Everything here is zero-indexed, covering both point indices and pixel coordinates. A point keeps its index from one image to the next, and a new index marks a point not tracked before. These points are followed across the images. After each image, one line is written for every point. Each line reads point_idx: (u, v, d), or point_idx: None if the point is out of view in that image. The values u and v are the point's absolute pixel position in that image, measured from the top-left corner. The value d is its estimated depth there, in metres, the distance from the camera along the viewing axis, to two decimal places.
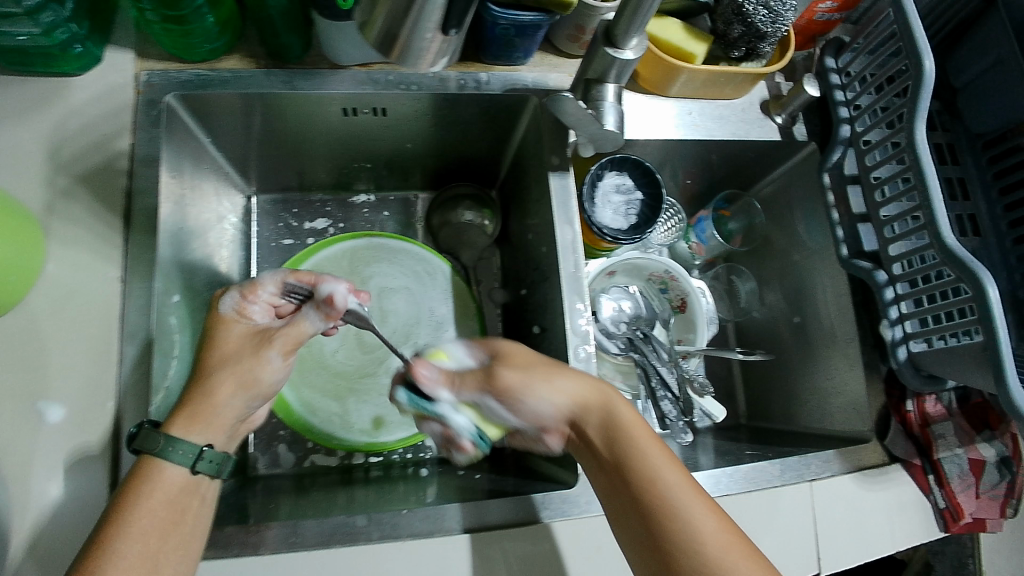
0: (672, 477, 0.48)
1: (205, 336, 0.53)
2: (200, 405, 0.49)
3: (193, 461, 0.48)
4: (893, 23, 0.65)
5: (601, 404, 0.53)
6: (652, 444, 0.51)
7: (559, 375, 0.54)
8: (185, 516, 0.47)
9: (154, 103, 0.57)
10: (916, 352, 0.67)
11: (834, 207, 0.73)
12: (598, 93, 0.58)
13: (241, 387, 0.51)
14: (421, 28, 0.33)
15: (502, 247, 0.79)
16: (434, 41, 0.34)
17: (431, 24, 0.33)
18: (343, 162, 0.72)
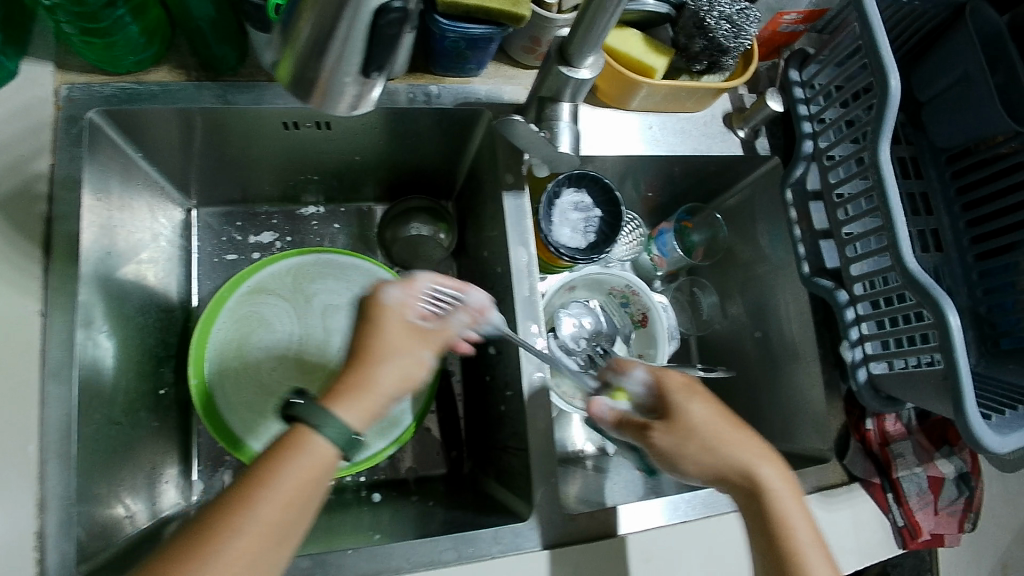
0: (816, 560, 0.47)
1: (362, 322, 0.48)
2: (361, 391, 0.45)
3: (342, 442, 0.43)
4: (858, 38, 0.63)
5: (782, 478, 0.50)
6: (800, 509, 0.50)
7: (723, 430, 0.51)
8: (313, 497, 0.42)
9: (76, 119, 0.53)
10: (876, 374, 0.66)
11: (796, 223, 0.71)
12: (553, 112, 0.55)
13: (398, 377, 0.47)
14: (341, 72, 0.30)
15: (459, 260, 0.75)
16: (354, 85, 0.31)
17: (351, 68, 0.30)
18: (289, 174, 0.69)
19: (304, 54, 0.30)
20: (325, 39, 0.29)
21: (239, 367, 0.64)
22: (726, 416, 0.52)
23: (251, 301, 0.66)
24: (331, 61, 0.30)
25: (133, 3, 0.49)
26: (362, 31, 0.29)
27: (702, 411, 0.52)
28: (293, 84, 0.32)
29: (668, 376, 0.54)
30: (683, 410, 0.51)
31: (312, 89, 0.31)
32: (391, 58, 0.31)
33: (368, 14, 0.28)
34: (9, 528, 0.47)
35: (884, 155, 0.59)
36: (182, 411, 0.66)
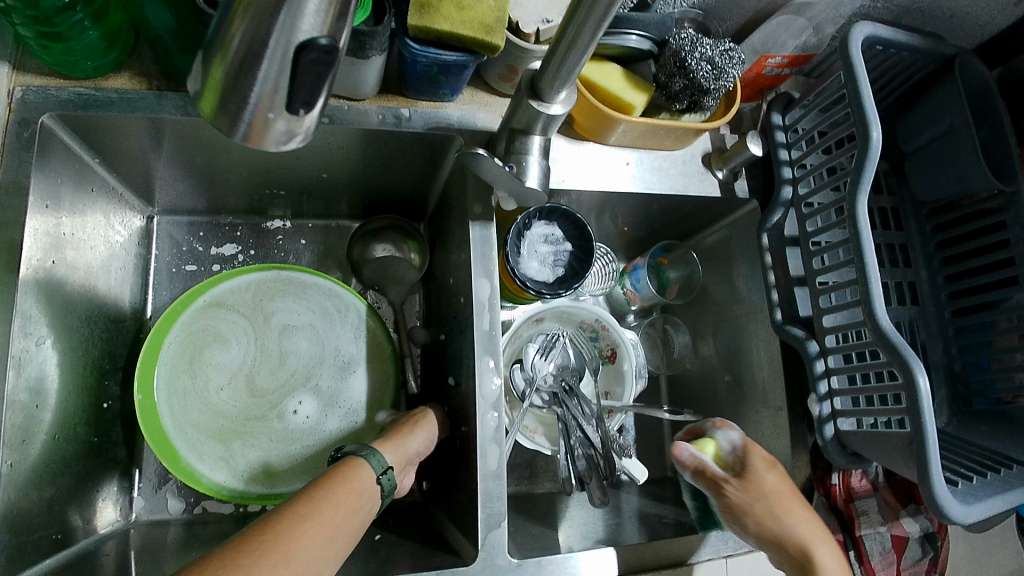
0: None
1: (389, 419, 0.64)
2: (391, 441, 0.56)
3: (382, 472, 0.51)
4: (843, 86, 0.62)
5: (824, 554, 0.52)
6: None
7: (790, 502, 0.55)
8: (356, 514, 0.46)
9: (27, 123, 0.51)
10: (843, 431, 0.65)
11: (771, 269, 0.70)
12: (523, 145, 0.54)
13: (421, 439, 0.59)
14: (265, 108, 0.29)
15: (427, 284, 0.74)
16: (285, 120, 0.30)
17: (276, 107, 0.29)
18: (256, 187, 0.67)
19: (227, 88, 0.29)
20: (247, 72, 0.28)
21: (188, 383, 0.62)
22: (791, 489, 0.57)
23: (208, 315, 0.64)
24: (250, 95, 0.29)
25: (92, 9, 0.48)
26: (286, 67, 0.28)
27: (776, 482, 0.56)
28: (217, 117, 0.31)
29: (752, 452, 0.59)
30: (758, 479, 0.56)
31: (237, 125, 0.30)
32: (319, 97, 0.29)
33: (289, 51, 0.27)
34: None
35: (861, 207, 0.58)
36: (126, 424, 0.63)
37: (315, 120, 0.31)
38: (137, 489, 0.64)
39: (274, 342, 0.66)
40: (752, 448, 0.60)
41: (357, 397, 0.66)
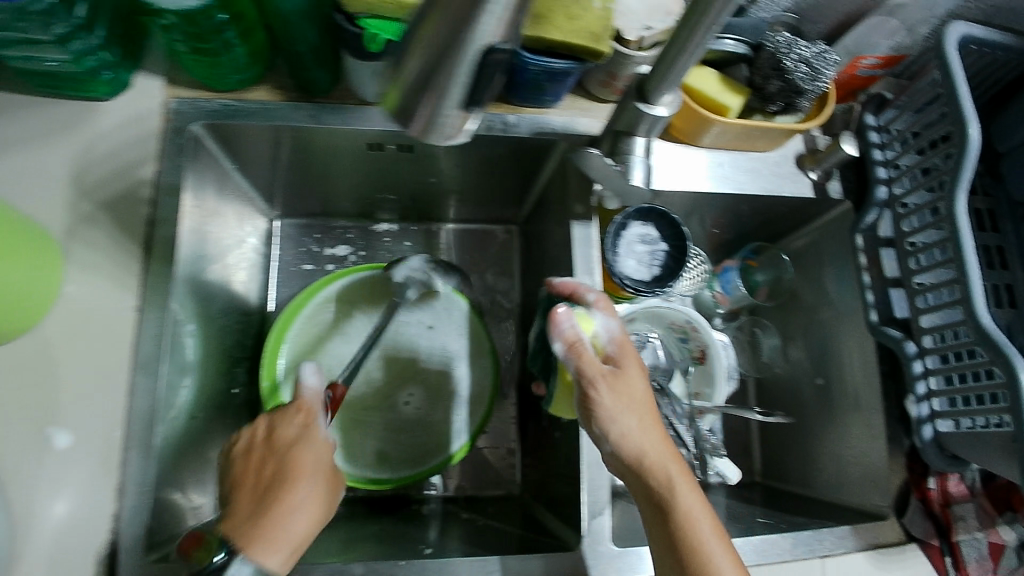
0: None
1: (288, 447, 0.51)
2: (282, 538, 0.46)
3: None
4: (938, 85, 0.63)
5: (685, 486, 0.48)
6: (714, 530, 0.47)
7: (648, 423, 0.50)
8: None
9: (180, 131, 0.57)
10: (942, 432, 0.64)
11: (866, 269, 0.70)
12: (628, 146, 0.56)
13: (322, 508, 0.49)
14: (440, 104, 0.33)
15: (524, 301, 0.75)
16: (455, 117, 0.34)
17: (452, 103, 0.33)
18: (367, 192, 0.72)
19: (406, 89, 0.33)
20: (429, 76, 0.32)
21: (310, 372, 0.67)
22: (650, 404, 0.52)
23: (329, 310, 0.69)
24: (431, 96, 0.33)
25: (240, 27, 0.53)
26: (467, 68, 0.31)
27: (640, 409, 0.50)
28: (396, 112, 0.35)
29: (626, 363, 0.52)
30: (623, 398, 0.50)
31: (413, 121, 0.34)
32: (486, 91, 0.33)
33: (474, 55, 0.31)
34: (88, 504, 0.51)
35: (960, 205, 0.58)
36: (250, 410, 0.69)
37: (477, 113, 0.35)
38: None
39: (386, 336, 0.70)
40: (627, 351, 0.53)
41: (460, 391, 0.70)
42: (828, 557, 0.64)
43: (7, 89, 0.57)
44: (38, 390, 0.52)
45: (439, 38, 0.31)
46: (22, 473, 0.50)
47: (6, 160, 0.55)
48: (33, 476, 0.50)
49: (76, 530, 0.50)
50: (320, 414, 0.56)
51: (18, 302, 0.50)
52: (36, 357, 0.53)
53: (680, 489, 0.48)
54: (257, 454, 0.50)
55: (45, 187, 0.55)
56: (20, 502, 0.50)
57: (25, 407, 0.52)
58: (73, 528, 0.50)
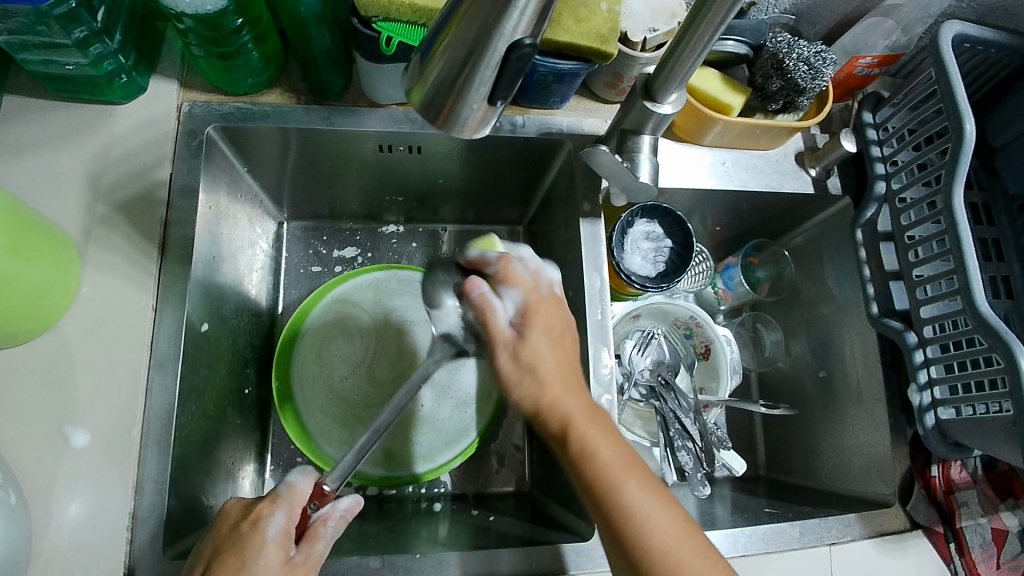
0: (659, 518, 0.45)
1: (232, 544, 0.45)
2: None
3: None
4: (934, 83, 0.64)
5: (587, 419, 0.48)
6: (621, 456, 0.47)
7: (548, 370, 0.49)
8: None
9: (195, 133, 0.59)
10: (944, 420, 0.65)
11: (866, 263, 0.71)
12: (634, 144, 0.57)
13: None
14: (469, 98, 0.35)
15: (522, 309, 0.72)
16: (479, 110, 0.36)
17: (477, 97, 0.35)
18: (375, 193, 0.73)
19: (436, 84, 0.35)
20: (459, 71, 0.34)
21: (318, 370, 0.68)
22: (565, 344, 0.52)
23: (335, 309, 0.70)
24: (462, 92, 0.35)
25: (256, 31, 0.55)
26: (495, 63, 0.33)
27: (548, 356, 0.50)
28: (422, 104, 0.37)
29: (535, 313, 0.51)
30: (526, 350, 0.50)
31: (439, 113, 0.36)
32: (513, 88, 0.35)
33: (502, 51, 0.33)
34: (104, 501, 0.51)
35: (958, 198, 0.59)
36: (260, 410, 0.69)
37: (499, 111, 0.37)
38: (269, 472, 0.68)
39: (394, 337, 0.70)
40: (543, 301, 0.53)
41: (467, 389, 0.71)
42: (835, 544, 0.65)
43: (26, 95, 0.59)
44: (56, 388, 0.53)
45: (470, 35, 0.32)
46: (41, 471, 0.51)
47: (25, 163, 0.57)
48: (51, 473, 0.51)
49: (92, 528, 0.50)
50: (277, 512, 0.47)
51: (41, 301, 0.51)
52: (53, 355, 0.54)
53: (582, 418, 0.48)
54: (207, 552, 0.46)
55: (63, 188, 0.57)
56: (39, 499, 0.50)
57: (41, 405, 0.52)
58: (89, 529, 0.50)
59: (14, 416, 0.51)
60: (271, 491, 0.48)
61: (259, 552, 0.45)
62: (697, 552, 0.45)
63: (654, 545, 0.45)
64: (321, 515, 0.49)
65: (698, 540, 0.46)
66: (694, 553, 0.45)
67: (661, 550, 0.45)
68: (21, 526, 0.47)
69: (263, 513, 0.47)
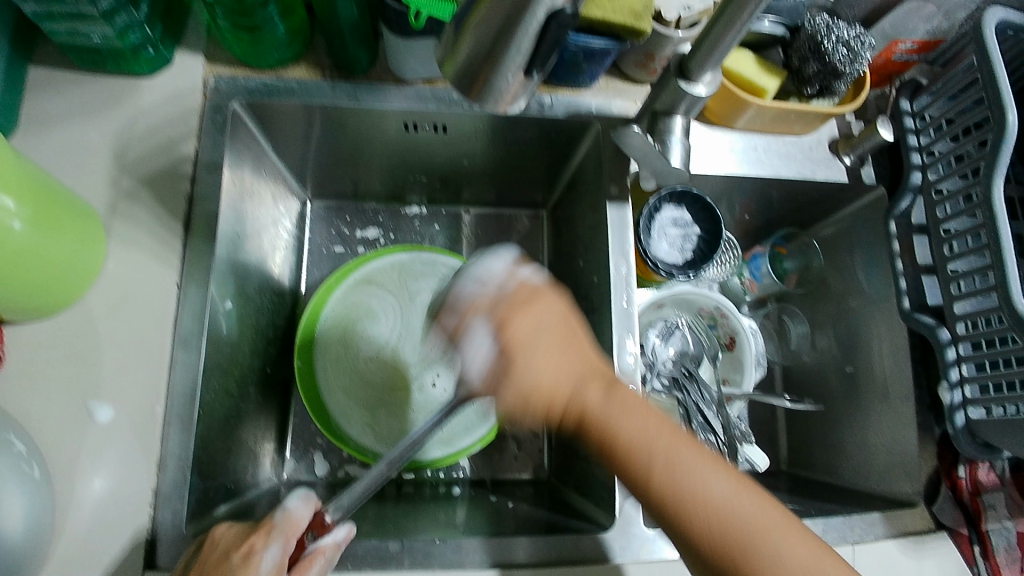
0: (712, 488, 0.44)
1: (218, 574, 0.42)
2: None
3: None
4: (976, 72, 0.62)
5: (612, 407, 0.47)
6: (655, 433, 0.46)
7: (547, 360, 0.47)
8: None
9: (220, 108, 0.59)
10: (974, 420, 0.63)
11: (899, 256, 0.69)
12: (666, 126, 0.56)
13: None
14: (505, 68, 0.34)
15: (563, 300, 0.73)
16: (515, 81, 0.35)
17: (514, 67, 0.34)
18: (398, 174, 0.73)
19: (471, 54, 0.34)
20: (494, 41, 0.33)
21: (340, 351, 0.67)
22: (560, 331, 0.49)
23: (360, 289, 0.70)
24: (498, 63, 0.34)
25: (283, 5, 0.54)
26: (534, 30, 0.32)
27: (541, 372, 0.47)
28: (455, 75, 0.36)
29: (511, 324, 0.48)
30: (515, 373, 0.47)
31: (474, 84, 0.35)
32: (551, 59, 0.34)
33: (541, 17, 0.32)
34: (127, 477, 0.51)
35: (997, 191, 0.56)
36: (281, 389, 0.69)
37: (534, 84, 0.37)
38: (289, 452, 0.68)
39: (417, 319, 0.70)
40: (512, 306, 0.48)
41: None
42: (858, 543, 0.63)
43: (53, 67, 0.59)
44: (80, 363, 0.53)
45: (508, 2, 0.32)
46: (64, 445, 0.51)
47: (52, 135, 0.57)
48: (75, 447, 0.51)
49: (115, 504, 0.50)
50: (271, 545, 0.44)
51: (66, 275, 0.51)
52: (77, 329, 0.53)
53: (601, 405, 0.47)
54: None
55: (88, 162, 0.57)
56: (62, 473, 0.50)
57: (65, 379, 0.52)
58: (111, 504, 0.50)
59: (40, 389, 0.51)
60: (267, 522, 0.47)
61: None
62: (760, 511, 0.43)
63: (715, 520, 0.43)
64: (316, 546, 0.46)
65: (754, 493, 0.44)
66: (756, 513, 0.43)
67: (722, 519, 0.43)
68: (44, 499, 0.47)
69: (257, 544, 0.44)
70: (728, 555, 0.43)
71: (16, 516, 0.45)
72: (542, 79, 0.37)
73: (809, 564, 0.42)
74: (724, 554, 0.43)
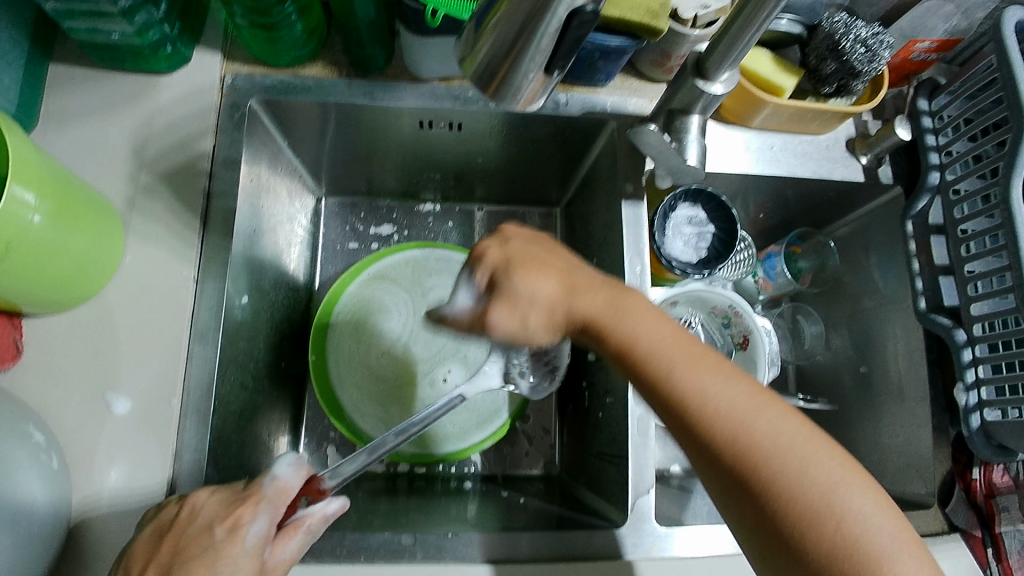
0: (729, 394, 0.43)
1: (200, 548, 0.42)
2: None
3: None
4: (996, 70, 0.61)
5: (628, 313, 0.47)
6: (670, 341, 0.46)
7: (531, 256, 0.50)
8: None
9: (238, 106, 0.59)
10: (990, 421, 0.62)
11: (915, 256, 0.69)
12: (683, 124, 0.56)
13: None
14: (524, 67, 0.34)
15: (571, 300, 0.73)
16: (534, 80, 0.35)
17: (532, 66, 0.34)
18: (413, 171, 0.73)
19: (490, 53, 0.34)
20: (514, 40, 0.33)
21: (353, 346, 0.68)
22: (541, 242, 0.53)
23: (374, 285, 0.70)
24: (517, 61, 0.34)
25: (300, 3, 0.55)
26: (554, 30, 0.32)
27: (526, 267, 0.49)
28: (474, 74, 0.36)
29: (505, 234, 0.53)
30: (498, 277, 0.50)
31: (492, 82, 0.35)
32: (570, 58, 0.34)
33: (562, 17, 0.32)
34: (144, 468, 0.51)
35: (1016, 190, 0.55)
36: (296, 385, 0.69)
37: (552, 83, 0.37)
38: (303, 446, 0.68)
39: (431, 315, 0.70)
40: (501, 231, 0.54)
41: None
42: None
43: (73, 64, 0.59)
44: (97, 356, 0.53)
45: (528, 1, 0.31)
46: (83, 437, 0.51)
47: (71, 131, 0.57)
48: (93, 440, 0.51)
49: (131, 495, 0.51)
50: (260, 517, 0.45)
51: (84, 268, 0.51)
52: (95, 323, 0.54)
53: (610, 311, 0.47)
54: (169, 540, 0.43)
55: (108, 158, 0.57)
56: (80, 464, 0.51)
57: (84, 373, 0.53)
58: (126, 496, 0.51)
59: (59, 381, 0.52)
60: (256, 489, 0.46)
61: (235, 556, 0.42)
62: (777, 424, 0.42)
63: (729, 425, 0.42)
64: (302, 515, 0.47)
65: (774, 408, 0.43)
66: (774, 426, 0.42)
67: (738, 425, 0.42)
68: (62, 490, 0.48)
69: (246, 514, 0.44)
70: (741, 464, 0.41)
71: (36, 507, 0.45)
72: (561, 77, 0.37)
73: (824, 483, 0.40)
74: (737, 466, 0.41)
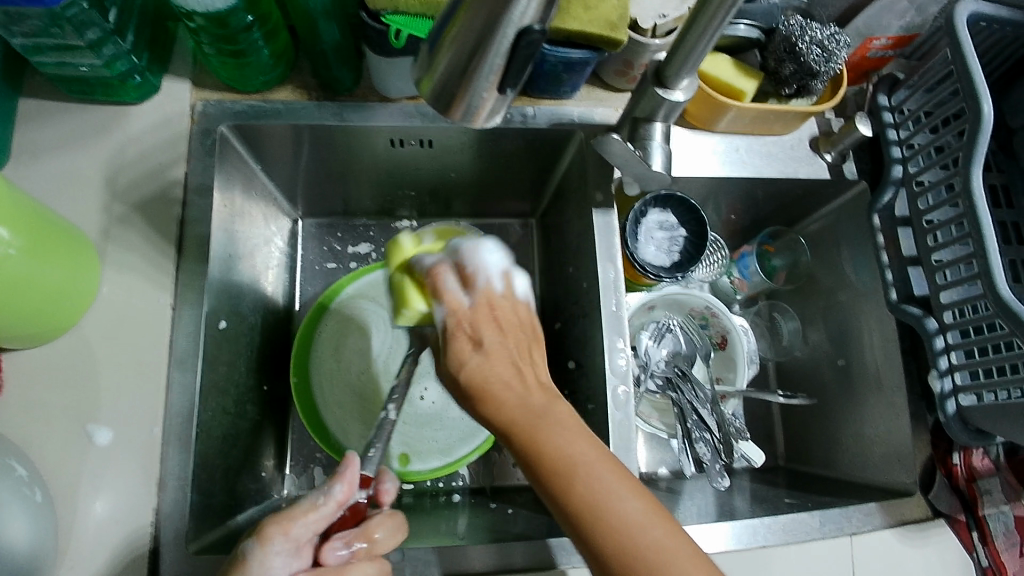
0: (611, 483, 0.40)
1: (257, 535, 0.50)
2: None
3: None
4: (950, 63, 0.62)
5: (511, 401, 0.42)
6: (570, 435, 0.41)
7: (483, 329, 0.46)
8: None
9: (209, 132, 0.60)
10: (965, 407, 0.63)
11: (884, 249, 0.70)
12: (646, 132, 0.57)
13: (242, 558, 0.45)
14: (480, 86, 0.35)
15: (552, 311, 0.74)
16: (491, 98, 0.36)
17: (487, 85, 0.35)
18: (387, 190, 0.74)
19: (446, 73, 0.35)
20: (468, 61, 0.34)
21: (332, 364, 0.68)
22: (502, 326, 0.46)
23: (353, 305, 0.70)
24: (473, 80, 0.35)
25: (267, 28, 0.56)
26: (505, 51, 0.33)
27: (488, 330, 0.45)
28: (431, 96, 0.37)
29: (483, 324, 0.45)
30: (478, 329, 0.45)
31: (450, 103, 0.36)
32: (522, 76, 0.36)
33: (511, 37, 0.33)
34: (127, 499, 0.52)
35: (975, 182, 0.56)
36: (280, 407, 0.70)
37: (508, 100, 0.38)
38: (288, 468, 0.68)
39: None
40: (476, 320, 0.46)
41: None
42: (857, 534, 0.64)
43: (43, 98, 0.60)
44: (78, 387, 0.53)
45: (477, 23, 0.32)
46: (65, 469, 0.51)
47: (44, 165, 0.58)
48: (75, 471, 0.51)
49: (117, 525, 0.51)
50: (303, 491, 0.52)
51: (61, 302, 0.52)
52: (75, 356, 0.54)
53: (515, 410, 0.42)
54: None
55: (81, 190, 0.58)
56: (63, 497, 0.51)
57: (66, 405, 0.53)
58: (112, 525, 0.51)
59: (40, 414, 0.52)
60: None
61: (319, 501, 0.48)
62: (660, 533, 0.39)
63: (605, 518, 0.39)
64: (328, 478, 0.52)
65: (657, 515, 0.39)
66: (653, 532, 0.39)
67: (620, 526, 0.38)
68: (46, 524, 0.48)
69: None
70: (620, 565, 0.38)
71: (20, 539, 0.45)
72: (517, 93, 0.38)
73: None
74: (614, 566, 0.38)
